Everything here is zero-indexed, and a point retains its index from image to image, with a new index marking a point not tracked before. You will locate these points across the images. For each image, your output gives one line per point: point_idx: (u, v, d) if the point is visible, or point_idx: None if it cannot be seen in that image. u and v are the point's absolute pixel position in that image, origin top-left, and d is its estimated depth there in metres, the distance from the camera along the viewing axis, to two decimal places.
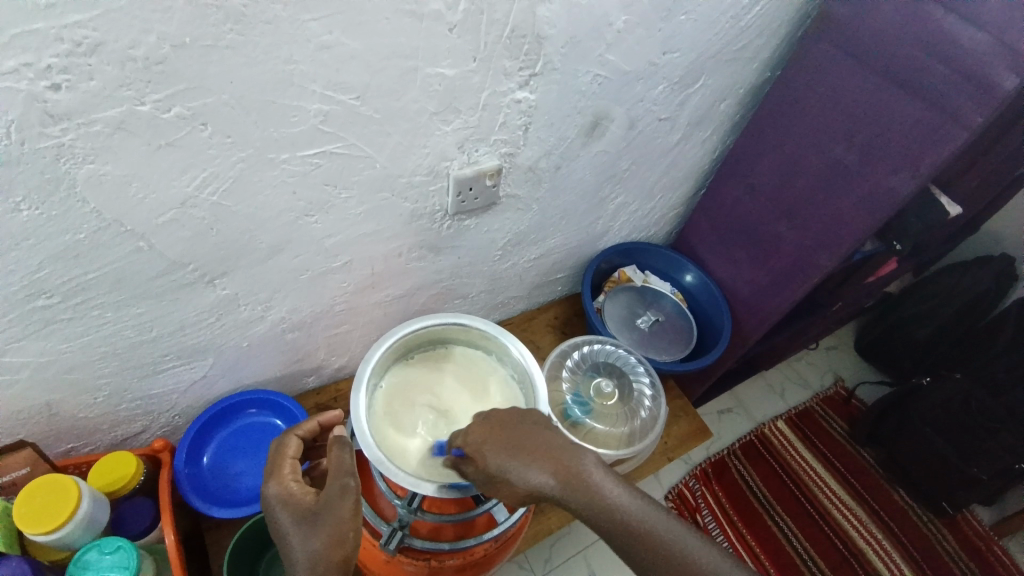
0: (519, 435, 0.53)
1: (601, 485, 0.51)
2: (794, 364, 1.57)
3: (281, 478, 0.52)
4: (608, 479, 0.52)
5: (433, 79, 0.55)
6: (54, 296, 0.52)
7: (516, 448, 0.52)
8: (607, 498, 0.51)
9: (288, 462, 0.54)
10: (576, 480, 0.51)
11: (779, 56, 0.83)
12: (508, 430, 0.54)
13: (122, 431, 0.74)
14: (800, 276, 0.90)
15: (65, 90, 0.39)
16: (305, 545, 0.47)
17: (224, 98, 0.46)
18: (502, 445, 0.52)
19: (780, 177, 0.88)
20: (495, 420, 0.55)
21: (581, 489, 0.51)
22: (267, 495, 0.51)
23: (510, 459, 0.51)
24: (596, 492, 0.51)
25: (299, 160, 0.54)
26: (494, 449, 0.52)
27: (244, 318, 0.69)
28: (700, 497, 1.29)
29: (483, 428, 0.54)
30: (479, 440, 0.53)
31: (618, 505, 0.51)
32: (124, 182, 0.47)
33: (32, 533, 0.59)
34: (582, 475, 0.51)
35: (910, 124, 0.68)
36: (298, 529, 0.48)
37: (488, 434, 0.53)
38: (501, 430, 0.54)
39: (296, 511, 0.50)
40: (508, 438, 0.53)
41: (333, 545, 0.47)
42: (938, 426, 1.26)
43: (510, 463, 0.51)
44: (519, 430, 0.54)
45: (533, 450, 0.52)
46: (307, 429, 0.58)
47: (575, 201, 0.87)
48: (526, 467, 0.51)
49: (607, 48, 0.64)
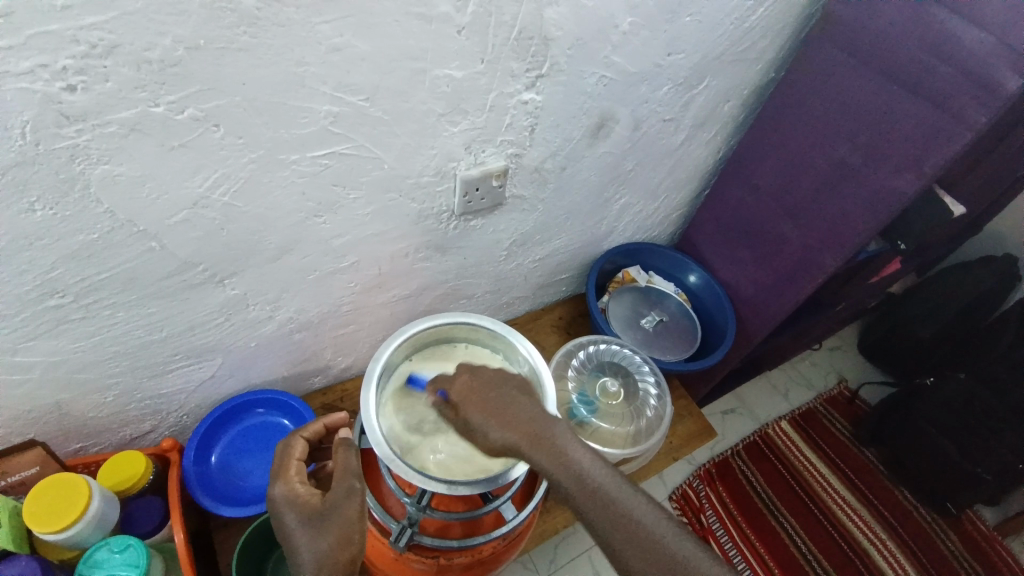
0: (499, 396, 0.55)
1: (570, 453, 0.52)
2: (797, 365, 1.57)
3: (287, 479, 0.53)
4: (577, 448, 0.53)
5: (441, 81, 0.55)
6: (66, 296, 0.53)
7: (496, 405, 0.55)
8: (574, 465, 0.51)
9: (293, 463, 0.54)
10: (544, 444, 0.52)
11: (783, 57, 0.83)
12: (487, 391, 0.56)
13: (131, 431, 0.74)
14: (805, 276, 0.90)
15: (80, 91, 0.40)
16: (312, 546, 0.48)
17: (236, 100, 0.46)
18: (479, 403, 0.55)
19: (784, 177, 0.88)
20: (479, 377, 0.57)
21: (549, 453, 0.52)
22: (274, 496, 0.52)
23: (485, 419, 0.54)
24: (563, 460, 0.52)
25: (308, 162, 0.55)
26: (471, 406, 0.55)
27: (252, 318, 0.69)
28: (704, 497, 1.30)
29: (469, 381, 0.57)
30: (463, 392, 0.56)
31: (583, 472, 0.51)
32: (137, 182, 0.47)
33: (42, 531, 0.59)
34: (553, 442, 0.53)
35: (912, 125, 0.69)
36: (305, 530, 0.49)
37: (472, 388, 0.56)
38: (483, 387, 0.56)
39: (303, 512, 0.50)
40: (486, 400, 0.55)
41: (339, 546, 0.48)
42: (942, 426, 1.27)
43: (485, 421, 0.54)
44: (497, 394, 0.55)
45: (506, 413, 0.54)
46: (313, 431, 0.58)
47: (581, 201, 0.87)
48: (502, 425, 0.53)
49: (612, 49, 0.65)
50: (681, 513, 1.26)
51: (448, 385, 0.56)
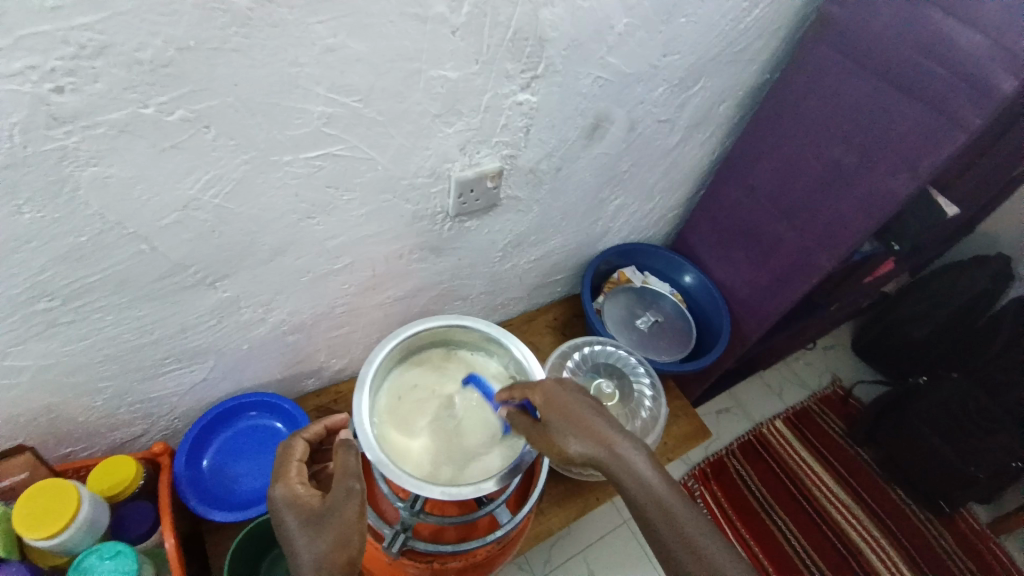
0: (580, 406, 0.58)
1: (643, 470, 0.53)
2: (791, 364, 1.58)
3: (287, 480, 0.52)
4: (652, 468, 0.54)
5: (436, 82, 0.55)
6: (55, 299, 0.52)
7: (578, 415, 0.57)
8: (645, 480, 0.53)
9: (294, 464, 0.54)
10: (621, 460, 0.54)
11: (779, 58, 0.83)
12: (567, 401, 0.58)
13: (122, 434, 0.74)
14: (800, 276, 0.91)
15: (70, 92, 0.39)
16: (311, 548, 0.47)
17: (228, 101, 0.45)
18: (558, 411, 0.57)
19: (779, 178, 0.88)
20: (561, 386, 0.59)
21: (624, 468, 0.53)
22: (274, 497, 0.51)
23: (566, 429, 0.56)
24: (637, 476, 0.53)
25: (301, 163, 0.54)
26: (553, 414, 0.57)
27: (244, 320, 0.68)
28: (700, 497, 1.30)
29: (549, 390, 0.59)
30: (545, 400, 0.58)
31: (652, 487, 0.52)
32: (127, 184, 0.47)
33: (32, 537, 0.58)
34: (630, 459, 0.54)
35: (908, 126, 0.69)
36: (304, 531, 0.48)
37: (554, 396, 0.58)
38: (565, 396, 0.58)
39: (303, 513, 0.50)
40: (567, 410, 0.57)
41: (338, 548, 0.47)
42: (936, 425, 1.28)
43: (566, 429, 0.56)
44: (578, 405, 0.57)
45: (584, 423, 0.56)
46: (313, 433, 0.58)
47: (576, 202, 0.87)
48: (583, 434, 0.55)
49: (608, 50, 0.64)
50: None
51: (532, 391, 0.58)
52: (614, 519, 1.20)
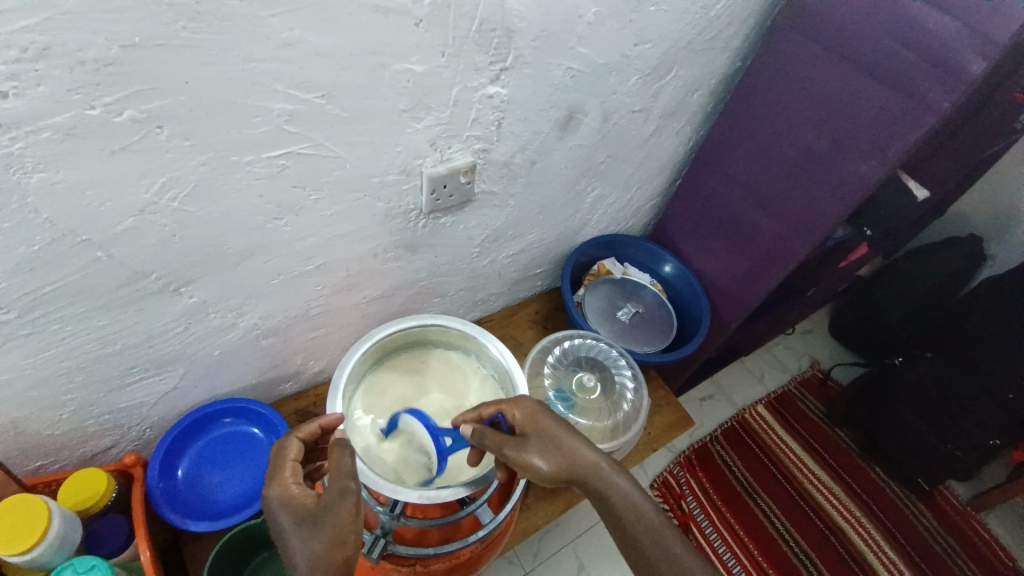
0: (558, 422, 0.58)
1: (621, 483, 0.56)
2: (772, 349, 1.60)
3: (282, 480, 0.51)
4: (627, 480, 0.56)
5: (402, 76, 0.53)
6: (10, 312, 0.50)
7: (558, 431, 0.57)
8: (627, 497, 0.55)
9: (289, 464, 0.53)
10: (599, 476, 0.55)
11: (750, 45, 0.83)
12: (546, 420, 0.58)
13: (92, 447, 0.71)
14: (776, 263, 0.91)
15: (13, 97, 0.37)
16: (305, 547, 0.47)
17: (181, 100, 0.44)
18: (538, 431, 0.57)
19: (752, 166, 0.88)
20: (538, 402, 0.59)
21: (603, 482, 0.55)
22: (269, 497, 0.50)
23: (547, 446, 0.56)
24: (616, 489, 0.55)
25: (265, 162, 0.52)
26: (534, 432, 0.57)
27: (215, 326, 0.66)
28: (685, 484, 1.31)
29: (527, 410, 0.59)
30: (524, 416, 0.58)
31: (634, 504, 0.55)
32: (78, 190, 0.45)
33: (6, 554, 0.57)
34: (608, 473, 0.56)
35: (877, 111, 0.69)
36: (298, 531, 0.48)
37: (533, 413, 0.58)
38: (543, 413, 0.58)
39: (297, 513, 0.48)
40: (546, 427, 0.57)
41: (334, 548, 0.47)
42: (912, 404, 1.30)
43: (547, 446, 0.56)
44: (556, 421, 0.58)
45: (564, 443, 0.57)
46: (308, 432, 0.55)
47: (553, 195, 0.86)
48: (563, 450, 0.56)
49: (578, 40, 0.63)
50: (662, 500, 1.27)
51: (512, 408, 0.57)
52: None
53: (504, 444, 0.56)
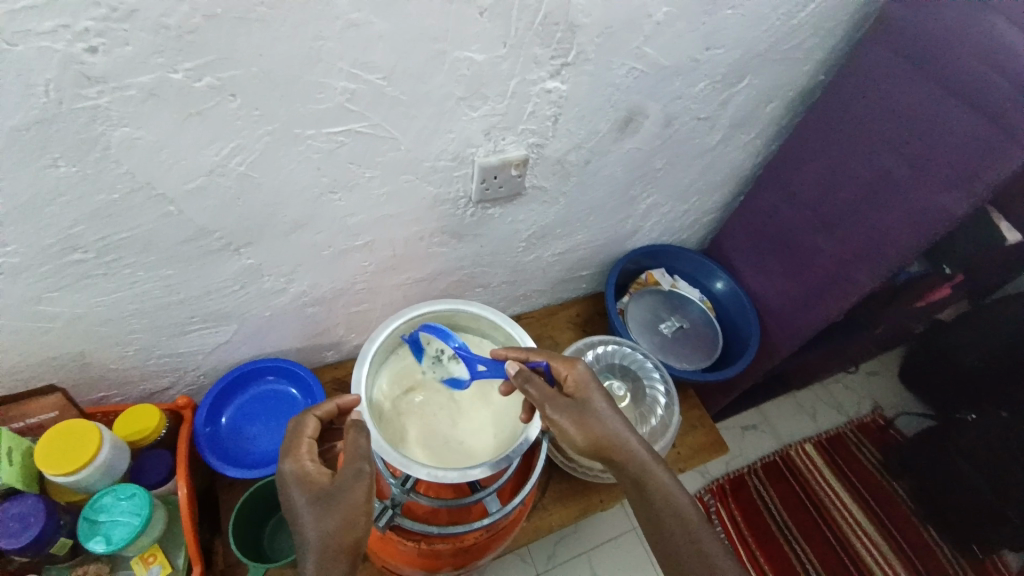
0: (607, 398, 0.58)
1: (661, 475, 0.55)
2: (829, 386, 1.50)
3: (297, 456, 0.53)
4: (667, 474, 0.56)
5: (461, 64, 0.54)
6: (88, 252, 0.55)
7: (606, 406, 0.57)
8: (663, 486, 0.55)
9: (304, 441, 0.54)
10: (637, 460, 0.56)
11: (834, 59, 0.78)
12: (596, 392, 0.58)
13: (149, 385, 0.78)
14: (838, 291, 0.86)
15: (101, 53, 0.41)
16: (318, 527, 0.49)
17: (253, 71, 0.47)
18: (586, 399, 0.57)
19: (823, 186, 0.83)
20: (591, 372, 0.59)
21: (642, 468, 0.55)
22: (283, 472, 0.52)
23: (593, 417, 0.56)
24: (654, 480, 0.55)
25: (324, 137, 0.55)
26: (582, 401, 0.57)
27: (266, 288, 0.71)
28: (714, 513, 1.26)
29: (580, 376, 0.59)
30: (576, 382, 0.58)
31: (669, 494, 0.55)
32: (156, 147, 0.49)
33: (54, 473, 0.62)
34: (649, 462, 0.56)
35: (967, 138, 0.64)
36: (311, 509, 0.49)
37: (586, 380, 0.58)
38: (596, 383, 0.58)
39: (312, 491, 0.50)
40: (595, 398, 0.57)
41: (344, 529, 0.49)
42: (975, 460, 1.23)
43: (591, 417, 0.56)
44: (605, 397, 0.58)
45: (609, 419, 0.57)
46: (325, 411, 0.57)
47: (604, 198, 0.85)
48: (607, 425, 0.56)
49: (644, 41, 0.62)
50: None
51: (569, 369, 0.57)
52: (623, 523, 1.18)
53: (550, 399, 0.56)
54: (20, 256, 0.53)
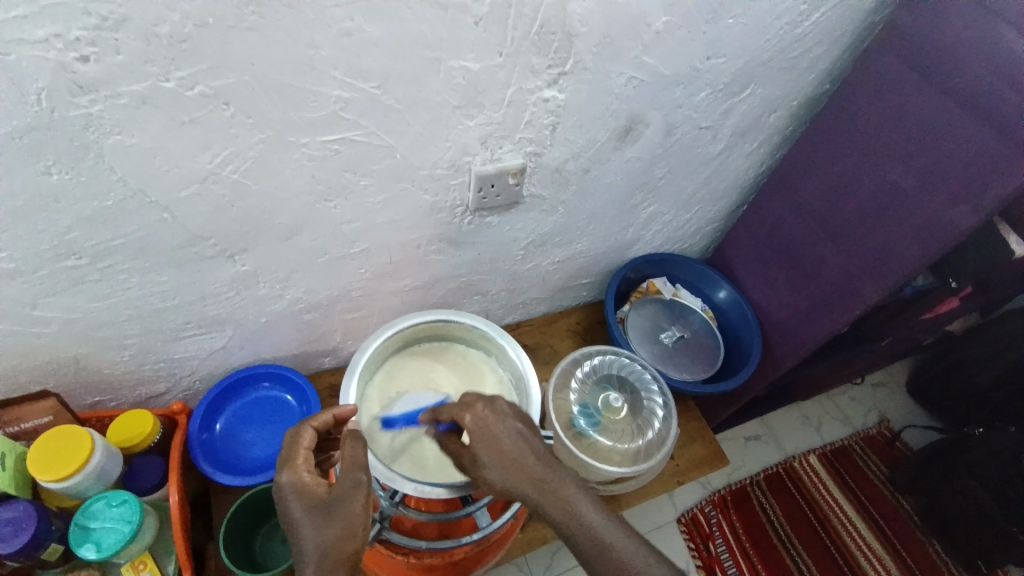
0: (510, 431, 0.51)
1: (579, 509, 0.48)
2: (834, 397, 1.48)
3: (294, 467, 0.52)
4: (588, 504, 0.49)
5: (457, 72, 0.54)
6: (83, 258, 0.55)
7: (507, 442, 0.50)
8: (583, 523, 0.48)
9: (302, 452, 0.53)
10: (551, 494, 0.49)
11: (839, 67, 0.77)
12: (497, 430, 0.51)
13: (146, 390, 0.78)
14: (842, 305, 0.84)
15: (92, 62, 0.41)
16: (317, 536, 0.48)
17: (245, 79, 0.46)
18: (486, 441, 0.51)
19: (827, 197, 0.82)
20: (492, 409, 0.53)
21: (555, 504, 0.48)
22: (281, 483, 0.51)
23: (493, 459, 0.50)
24: (574, 515, 0.48)
25: (318, 145, 0.55)
26: (481, 442, 0.51)
27: (262, 295, 0.70)
28: (715, 525, 1.24)
29: (480, 414, 0.52)
30: (474, 425, 0.52)
31: (590, 530, 0.47)
32: (149, 154, 0.49)
33: (44, 480, 0.62)
34: (564, 494, 0.49)
35: (975, 152, 0.63)
36: (309, 520, 0.49)
37: (484, 421, 0.52)
38: (494, 419, 0.51)
39: (309, 502, 0.50)
40: (495, 437, 0.51)
41: (345, 538, 0.48)
42: (985, 482, 1.19)
43: (497, 459, 0.50)
44: (508, 431, 0.51)
45: (513, 456, 0.50)
46: (322, 421, 0.56)
47: (604, 206, 0.84)
48: (513, 464, 0.50)
49: (644, 50, 0.61)
50: (688, 538, 1.20)
51: (460, 414, 0.52)
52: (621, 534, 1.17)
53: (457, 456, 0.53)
54: (14, 261, 0.53)
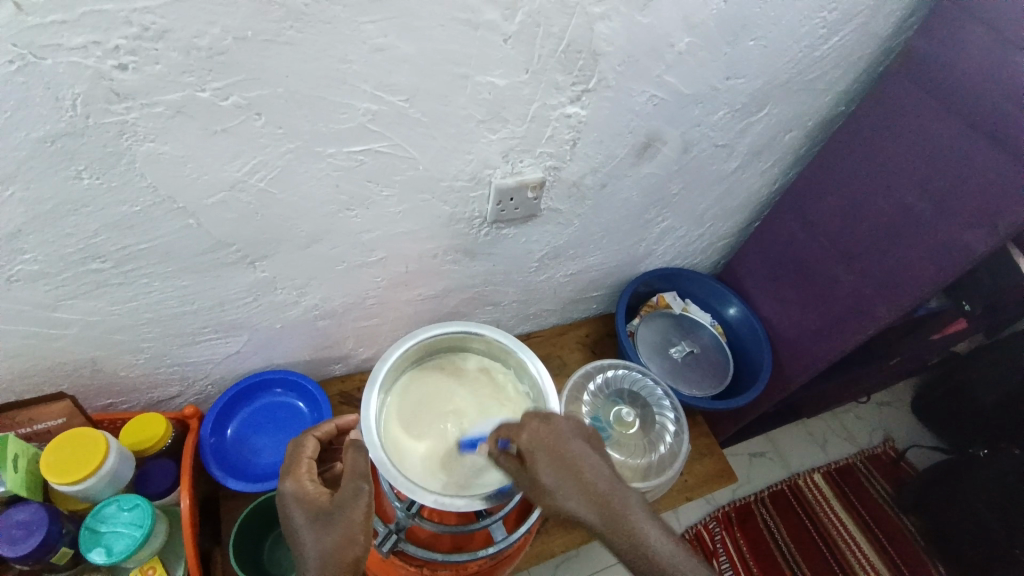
0: (573, 451, 0.52)
1: (641, 530, 0.50)
2: (839, 415, 1.47)
3: (297, 476, 0.53)
4: (648, 523, 0.51)
5: (483, 88, 0.55)
6: (107, 262, 0.56)
7: (570, 462, 0.52)
8: (645, 540, 0.50)
9: (304, 461, 0.54)
10: (615, 511, 0.51)
11: (855, 90, 0.78)
12: (560, 449, 0.52)
13: (159, 393, 0.78)
14: (854, 325, 0.84)
15: (130, 71, 0.42)
16: (318, 544, 0.48)
17: (278, 91, 0.47)
18: (551, 461, 0.51)
19: (841, 218, 0.82)
20: (549, 427, 0.53)
21: (618, 522, 0.50)
22: (284, 492, 0.52)
23: (558, 475, 0.51)
24: (635, 533, 0.50)
25: (344, 156, 0.55)
26: (543, 461, 0.51)
27: (279, 301, 0.71)
28: (719, 541, 1.23)
29: (541, 433, 0.53)
30: (535, 444, 0.52)
31: (652, 547, 0.50)
32: (180, 161, 0.49)
33: (57, 482, 0.62)
34: (626, 513, 0.51)
35: (991, 178, 0.64)
36: (311, 528, 0.49)
37: (545, 439, 0.52)
38: (555, 440, 0.52)
39: (311, 510, 0.50)
40: (558, 454, 0.52)
41: (346, 545, 0.48)
42: (991, 503, 1.19)
43: (561, 479, 0.51)
44: (572, 448, 0.52)
45: (578, 473, 0.51)
46: (324, 432, 0.57)
47: (619, 221, 0.85)
48: (577, 483, 0.51)
49: (666, 69, 0.62)
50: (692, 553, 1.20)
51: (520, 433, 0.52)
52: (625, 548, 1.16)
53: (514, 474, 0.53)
54: (39, 263, 0.53)
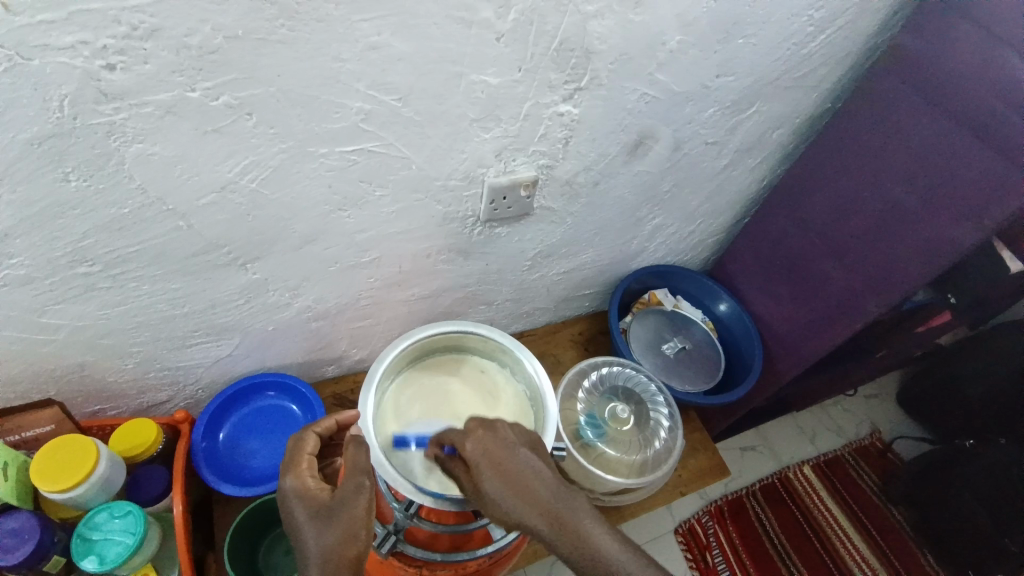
0: (520, 459, 0.48)
1: (600, 544, 0.44)
2: (828, 408, 1.50)
3: (297, 472, 0.52)
4: (607, 538, 0.44)
5: (477, 86, 0.55)
6: (96, 265, 0.55)
7: (516, 470, 0.47)
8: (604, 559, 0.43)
9: (305, 457, 0.53)
10: (566, 525, 0.45)
11: (843, 87, 0.79)
12: (506, 457, 0.48)
13: (149, 398, 0.77)
14: (843, 320, 0.86)
15: (119, 71, 0.41)
16: (318, 540, 0.47)
17: (271, 91, 0.47)
18: (495, 470, 0.48)
19: (831, 213, 0.83)
20: (494, 435, 0.50)
21: (571, 538, 0.44)
22: (284, 488, 0.51)
23: (501, 487, 0.47)
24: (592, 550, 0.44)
25: (337, 156, 0.55)
26: (487, 469, 0.48)
27: (271, 302, 0.70)
28: (713, 535, 1.24)
29: (484, 442, 0.49)
30: (479, 453, 0.49)
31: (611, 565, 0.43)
32: (171, 162, 0.49)
33: (47, 490, 0.61)
34: (579, 526, 0.45)
35: (977, 173, 0.65)
36: (312, 524, 0.48)
37: (488, 447, 0.49)
38: (500, 447, 0.49)
39: (312, 506, 0.49)
40: (505, 464, 0.48)
41: (347, 542, 0.47)
42: (978, 493, 1.23)
43: (505, 488, 0.47)
44: (517, 456, 0.48)
45: (524, 483, 0.47)
46: (325, 427, 0.56)
47: (611, 218, 0.85)
48: (523, 493, 0.46)
49: (658, 67, 0.62)
50: (686, 548, 1.21)
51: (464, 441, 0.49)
52: None
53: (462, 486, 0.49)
54: (26, 267, 0.52)
